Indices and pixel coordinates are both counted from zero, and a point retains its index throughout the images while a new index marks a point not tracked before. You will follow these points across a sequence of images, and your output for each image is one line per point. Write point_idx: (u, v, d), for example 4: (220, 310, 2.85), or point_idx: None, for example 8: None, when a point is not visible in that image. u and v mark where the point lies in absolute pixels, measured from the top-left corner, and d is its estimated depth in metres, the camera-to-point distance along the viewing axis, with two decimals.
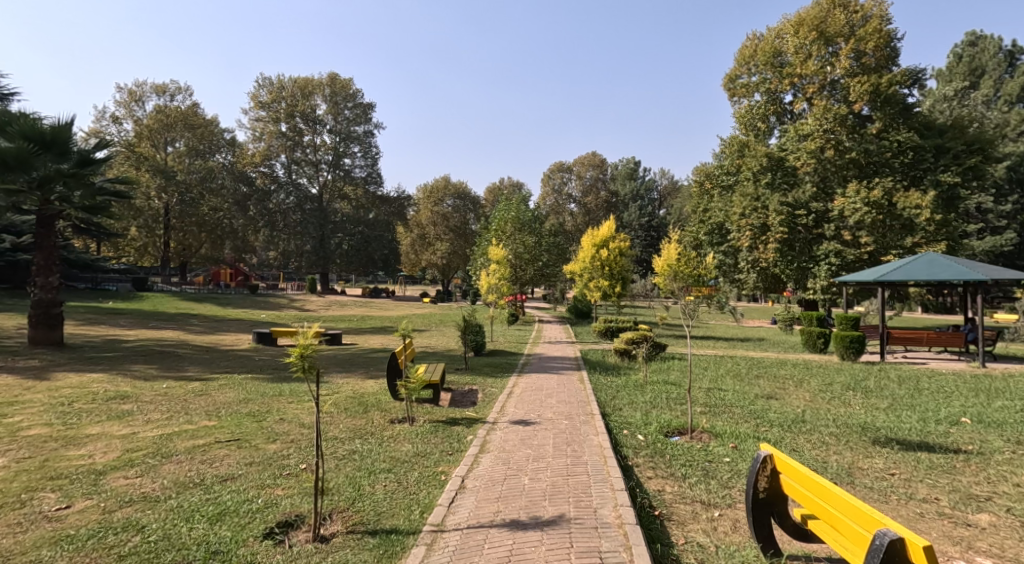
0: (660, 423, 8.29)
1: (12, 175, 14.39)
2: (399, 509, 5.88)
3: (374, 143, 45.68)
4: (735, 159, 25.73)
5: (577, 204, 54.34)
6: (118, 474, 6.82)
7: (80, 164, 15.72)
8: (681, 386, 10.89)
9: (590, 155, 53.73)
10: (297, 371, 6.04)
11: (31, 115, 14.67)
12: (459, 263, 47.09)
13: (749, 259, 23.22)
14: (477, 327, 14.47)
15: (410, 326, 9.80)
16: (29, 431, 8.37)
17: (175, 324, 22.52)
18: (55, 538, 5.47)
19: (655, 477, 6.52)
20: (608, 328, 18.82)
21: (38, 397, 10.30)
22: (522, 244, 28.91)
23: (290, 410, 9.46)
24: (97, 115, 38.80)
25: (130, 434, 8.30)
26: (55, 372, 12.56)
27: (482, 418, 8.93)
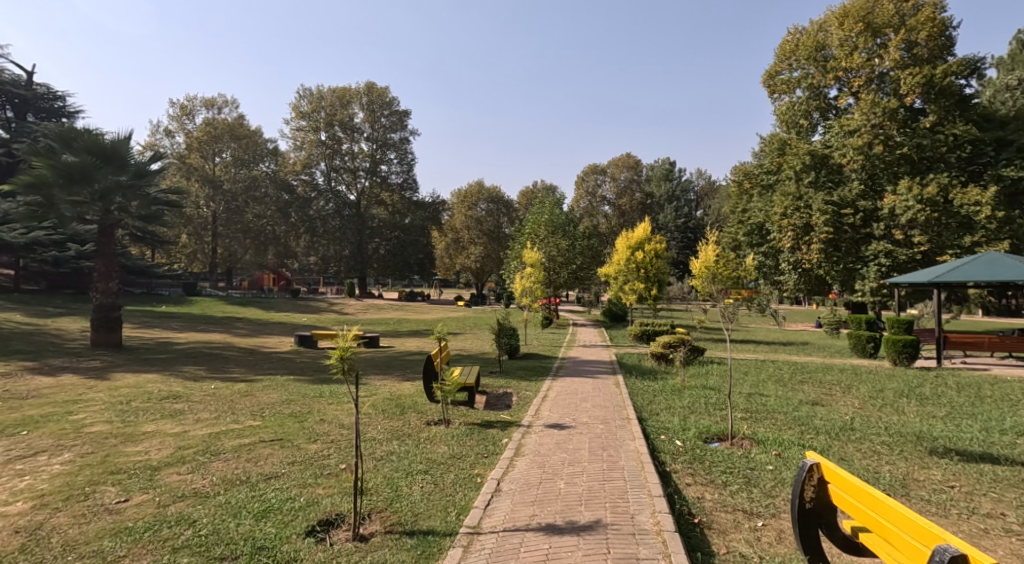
0: (699, 429, 8.15)
1: (76, 188, 15.26)
2: (436, 510, 5.88)
3: (409, 149, 46.02)
4: (776, 157, 25.27)
5: (612, 206, 53.80)
6: (172, 470, 7.01)
7: (137, 175, 16.31)
8: (720, 391, 10.69)
9: (625, 156, 53.13)
10: (337, 372, 6.12)
11: (95, 132, 15.50)
12: (493, 267, 46.65)
13: (793, 260, 22.82)
14: (510, 331, 14.15)
15: (445, 328, 9.79)
16: (91, 428, 8.66)
17: (222, 327, 23.02)
18: (115, 530, 5.63)
19: (695, 484, 6.39)
20: (644, 332, 18.61)
21: (100, 396, 10.66)
22: (556, 247, 28.89)
23: (330, 411, 9.61)
24: (151, 129, 40.26)
25: (181, 432, 8.52)
26: (112, 372, 13.01)
27: (516, 422, 8.87)
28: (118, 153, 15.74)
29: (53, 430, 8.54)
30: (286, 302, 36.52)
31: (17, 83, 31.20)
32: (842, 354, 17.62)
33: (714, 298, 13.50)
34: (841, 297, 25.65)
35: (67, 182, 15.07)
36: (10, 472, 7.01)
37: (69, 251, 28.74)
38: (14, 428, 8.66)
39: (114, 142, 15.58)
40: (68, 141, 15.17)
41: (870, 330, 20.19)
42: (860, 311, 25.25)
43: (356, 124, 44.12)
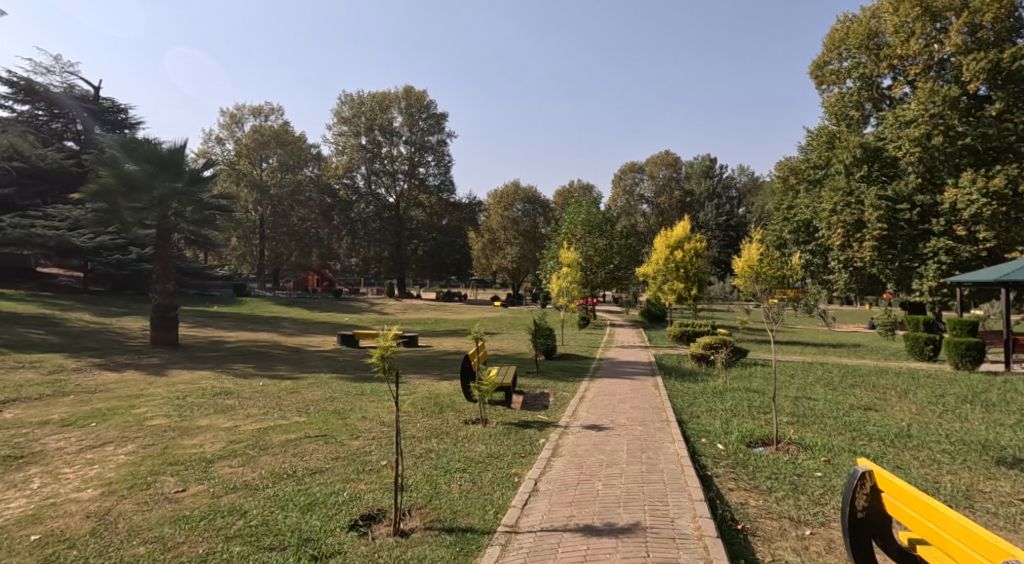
0: (742, 433, 7.96)
1: (136, 196, 15.85)
2: (474, 508, 5.88)
3: (447, 152, 46.27)
4: (824, 151, 24.65)
5: (650, 205, 53.27)
6: (225, 462, 7.20)
7: (192, 182, 16.88)
8: (765, 394, 10.45)
9: (663, 153, 52.26)
10: (378, 371, 6.19)
11: (154, 141, 16.11)
12: (530, 267, 46.19)
13: (842, 257, 22.35)
14: (547, 331, 14.10)
15: (481, 328, 9.80)
16: (151, 421, 8.96)
17: (269, 326, 23.59)
18: (174, 517, 5.81)
19: (738, 489, 6.24)
20: (684, 332, 18.33)
21: (159, 391, 11.04)
22: (593, 247, 28.74)
23: (371, 409, 9.72)
24: (204, 138, 41.49)
25: (233, 427, 8.73)
26: (168, 368, 13.46)
27: (554, 422, 8.82)
28: (175, 161, 16.26)
29: (117, 423, 8.87)
30: (331, 302, 37.23)
31: (86, 99, 33.11)
32: (897, 357, 17.00)
33: (758, 300, 13.11)
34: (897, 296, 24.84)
35: (129, 190, 15.68)
36: (80, 461, 7.31)
37: (131, 254, 29.98)
38: (82, 419, 9.03)
39: (171, 151, 16.02)
40: (129, 150, 15.70)
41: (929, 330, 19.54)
42: (917, 311, 24.42)
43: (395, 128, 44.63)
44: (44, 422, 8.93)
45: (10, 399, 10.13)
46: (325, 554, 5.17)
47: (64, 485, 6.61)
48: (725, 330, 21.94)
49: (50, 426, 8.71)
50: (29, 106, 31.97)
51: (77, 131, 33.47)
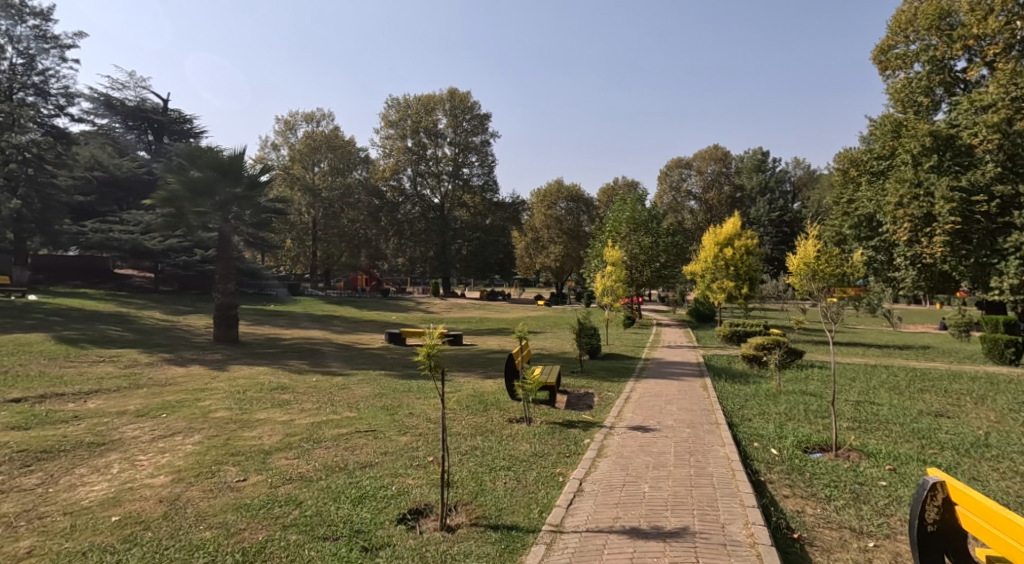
0: (798, 438, 7.69)
1: (199, 201, 16.39)
2: (520, 506, 5.85)
3: (491, 152, 46.36)
4: (888, 142, 21.85)
5: (698, 201, 52.26)
6: (281, 455, 7.38)
7: (250, 186, 17.36)
8: (822, 398, 10.09)
9: (711, 149, 51.11)
10: (424, 369, 6.24)
11: (215, 149, 16.62)
12: (574, 266, 45.81)
13: (910, 254, 19.06)
14: (592, 331, 13.97)
15: (526, 327, 9.76)
16: (214, 413, 9.27)
17: (321, 324, 24.13)
18: (235, 505, 5.97)
19: (794, 497, 6.03)
20: (734, 332, 17.91)
21: (221, 385, 11.43)
22: (638, 245, 28.33)
23: (418, 405, 9.80)
24: (260, 144, 42.70)
25: (289, 420, 8.94)
26: (230, 364, 13.91)
27: (599, 422, 8.71)
28: (235, 167, 16.73)
29: (184, 414, 9.21)
30: (380, 302, 37.79)
31: (155, 110, 34.30)
32: (970, 360, 16.28)
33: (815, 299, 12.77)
34: (972, 296, 23.41)
35: (193, 196, 16.23)
36: (152, 449, 7.62)
37: (196, 256, 31.25)
38: (154, 411, 9.41)
39: (230, 157, 16.48)
40: (194, 158, 16.33)
41: (1011, 331, 18.49)
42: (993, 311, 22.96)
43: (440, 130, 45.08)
44: (120, 412, 9.34)
45: (89, 390, 10.65)
46: (375, 546, 5.21)
47: (138, 472, 6.90)
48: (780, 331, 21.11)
49: (126, 416, 9.11)
50: (108, 120, 33.67)
51: (148, 141, 34.87)
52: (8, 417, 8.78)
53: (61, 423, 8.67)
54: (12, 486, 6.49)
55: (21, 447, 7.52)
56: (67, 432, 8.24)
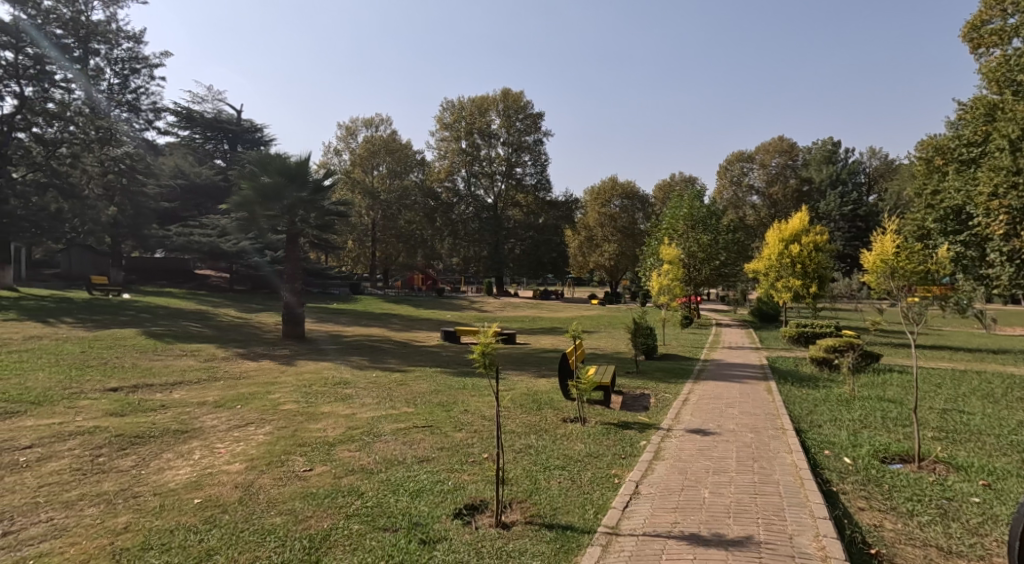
0: (874, 447, 7.31)
1: (269, 205, 16.97)
2: (574, 507, 5.75)
3: (544, 151, 46.24)
4: (981, 127, 19.02)
5: (760, 196, 50.60)
6: (344, 447, 7.51)
7: (316, 191, 17.78)
8: (902, 405, 9.55)
9: (776, 141, 49.62)
10: (479, 367, 6.23)
11: (283, 156, 17.27)
12: (629, 265, 44.98)
13: (1004, 250, 17.01)
14: (647, 331, 13.70)
15: (580, 326, 9.60)
16: (283, 406, 9.55)
17: (380, 322, 24.63)
18: (303, 494, 6.11)
19: (870, 510, 5.71)
20: (801, 334, 17.25)
21: (288, 379, 11.80)
22: (697, 242, 27.74)
23: (473, 403, 9.83)
24: (324, 150, 44.09)
25: (351, 414, 9.11)
26: (297, 359, 14.35)
27: (656, 424, 8.52)
28: (302, 172, 17.31)
29: (257, 406, 9.54)
30: (435, 301, 38.21)
31: (230, 121, 35.81)
32: None
33: (891, 298, 12.15)
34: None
35: (265, 200, 16.90)
36: (229, 438, 7.90)
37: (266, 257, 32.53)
38: (230, 402, 9.78)
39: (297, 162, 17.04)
40: (265, 164, 17.09)
41: None
42: None
43: (493, 130, 45.20)
44: (200, 402, 9.75)
45: (174, 382, 11.18)
46: (432, 539, 5.22)
47: (217, 458, 7.17)
48: (854, 331, 20.44)
49: (206, 406, 9.50)
50: (189, 132, 35.38)
51: (224, 150, 36.04)
52: (106, 404, 9.32)
53: (151, 411, 9.13)
54: (110, 467, 6.85)
55: (118, 433, 7.95)
56: (156, 420, 8.66)
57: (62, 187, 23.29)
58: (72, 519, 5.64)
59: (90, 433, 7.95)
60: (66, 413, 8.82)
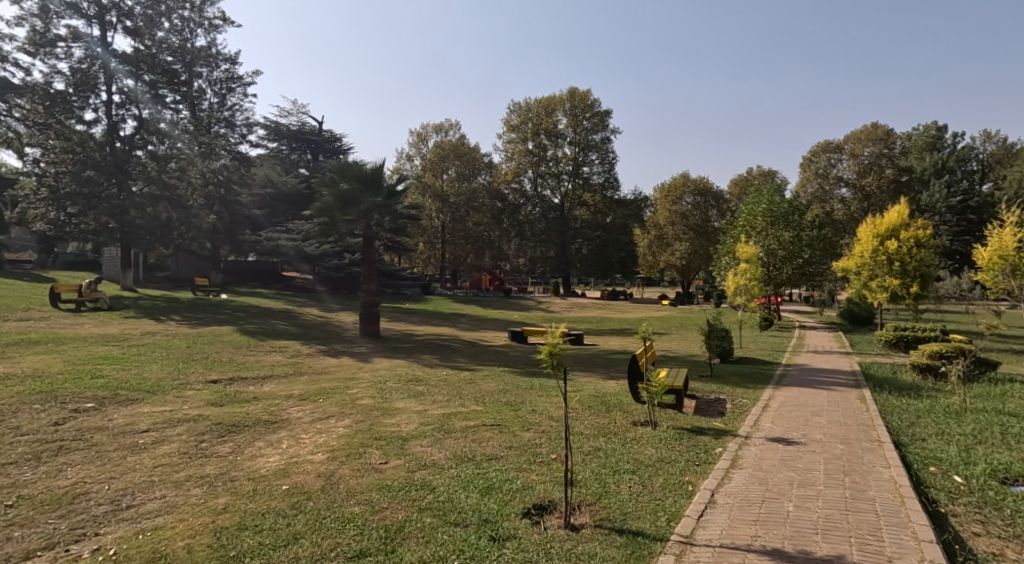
0: (990, 465, 6.70)
1: (345, 211, 17.48)
2: (645, 512, 5.54)
3: (612, 149, 45.56)
4: None
5: (851, 187, 47.30)
6: (417, 442, 7.56)
7: (389, 196, 18.19)
8: (1022, 419, 8.74)
9: (869, 128, 46.03)
10: (546, 367, 6.10)
11: (360, 163, 17.88)
12: (702, 264, 43.36)
13: None
14: (723, 332, 13.22)
15: (650, 328, 9.33)
16: (361, 401, 9.74)
17: (450, 322, 24.92)
18: (379, 485, 6.16)
19: (986, 536, 5.21)
20: (900, 338, 16.25)
21: (365, 375, 12.08)
22: (777, 239, 26.53)
23: (540, 403, 9.70)
24: (397, 156, 45.35)
25: (423, 410, 9.18)
26: (373, 356, 14.67)
27: (732, 430, 8.14)
28: (377, 178, 17.84)
29: (337, 400, 9.78)
30: (502, 301, 38.34)
31: (313, 132, 37.40)
32: None
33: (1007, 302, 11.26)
34: None
35: (342, 206, 17.45)
36: (313, 429, 8.12)
37: (345, 259, 33.58)
38: (314, 395, 10.09)
39: (372, 168, 17.64)
40: (343, 172, 17.75)
41: None
42: None
43: (560, 130, 44.95)
44: (288, 395, 10.10)
45: (264, 375, 11.66)
46: (502, 537, 5.14)
47: (302, 448, 7.37)
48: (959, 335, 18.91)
49: (292, 399, 9.81)
50: (277, 144, 37.14)
51: (308, 160, 37.72)
52: (206, 394, 9.80)
53: (245, 402, 9.52)
54: (211, 452, 7.16)
55: (217, 421, 8.31)
56: (249, 410, 9.02)
57: (173, 198, 24.57)
58: (181, 497, 5.92)
59: (193, 421, 8.34)
60: (174, 402, 9.31)
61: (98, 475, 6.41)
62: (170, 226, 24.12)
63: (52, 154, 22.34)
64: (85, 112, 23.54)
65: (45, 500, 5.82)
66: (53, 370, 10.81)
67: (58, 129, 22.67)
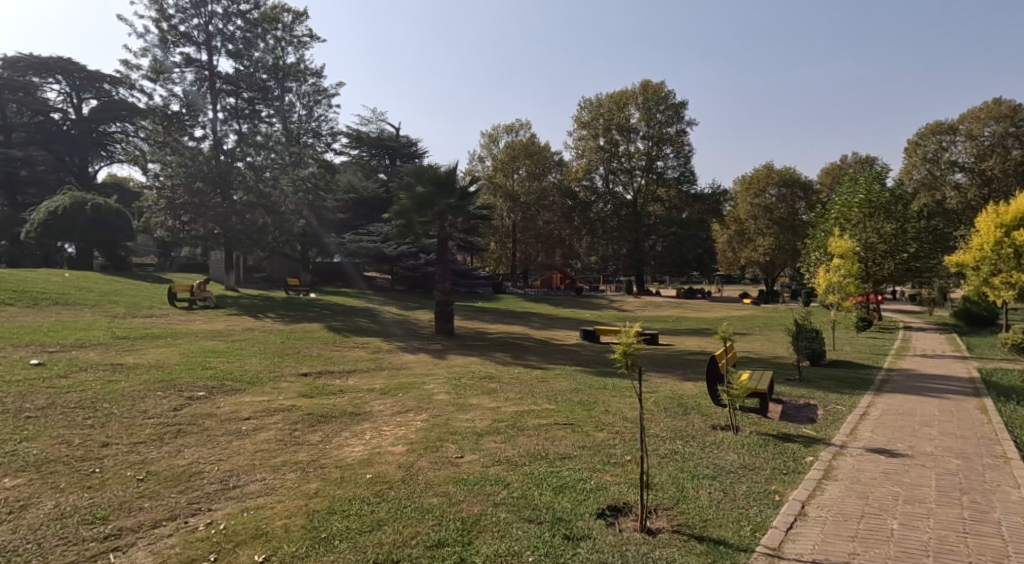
0: None
1: (420, 214, 17.74)
2: (728, 521, 5.20)
3: (687, 142, 44.26)
4: None
5: (966, 172, 42.24)
6: (491, 438, 7.48)
7: (462, 198, 18.32)
8: None
9: (991, 104, 40.95)
10: (621, 367, 5.86)
11: (435, 166, 18.11)
12: (789, 260, 41.28)
13: None
14: (813, 334, 12.52)
15: (730, 328, 8.87)
16: (437, 396, 9.78)
17: (521, 321, 24.85)
18: (455, 479, 6.11)
19: None
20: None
21: (441, 371, 12.17)
22: (876, 232, 24.90)
23: (614, 403, 9.42)
24: (469, 158, 45.87)
25: (496, 407, 9.10)
26: (448, 353, 14.77)
27: (824, 439, 7.60)
28: (451, 181, 17.98)
29: (415, 395, 9.87)
30: (573, 299, 37.97)
31: (391, 138, 38.34)
32: None
33: None
34: None
35: (418, 208, 17.72)
36: (393, 422, 8.20)
37: (421, 259, 34.18)
38: (394, 390, 10.22)
39: (446, 171, 17.83)
40: (419, 175, 18.05)
41: None
42: None
43: (632, 125, 44.12)
44: (370, 389, 10.29)
45: (348, 369, 11.96)
46: (576, 536, 4.95)
47: (383, 439, 7.43)
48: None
49: (374, 393, 9.97)
50: (358, 151, 38.30)
51: (386, 165, 38.70)
52: (298, 386, 10.13)
53: (332, 394, 9.76)
54: (304, 440, 7.34)
55: (308, 411, 8.53)
56: (336, 402, 9.23)
57: (269, 206, 25.43)
58: (278, 480, 6.07)
59: (288, 410, 8.61)
60: (270, 392, 9.67)
61: (210, 457, 6.68)
62: (266, 232, 25.25)
63: (169, 168, 24.25)
64: (195, 129, 25.07)
65: (167, 476, 6.10)
66: (170, 360, 11.49)
67: (174, 146, 24.48)
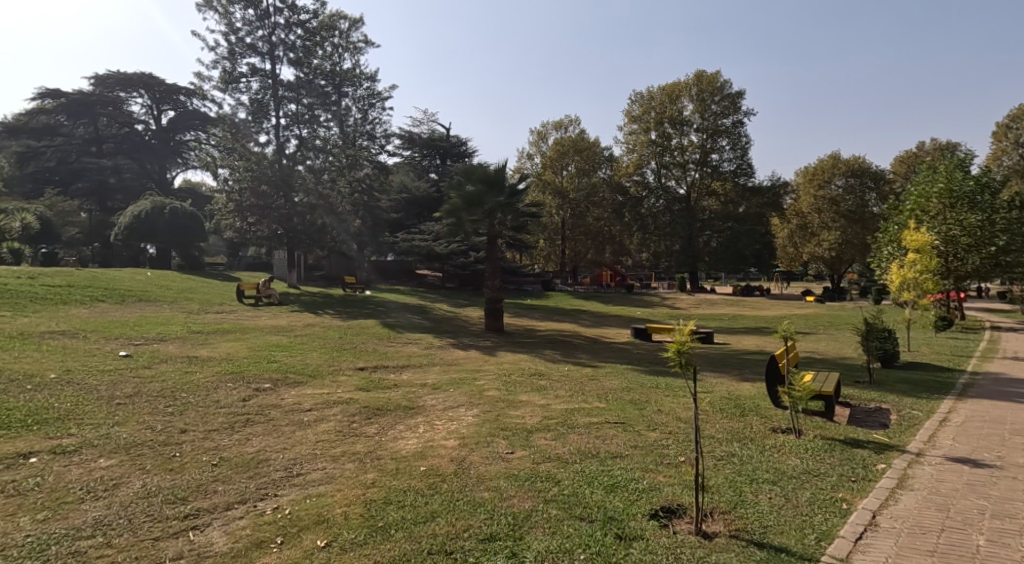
0: None
1: (470, 212, 17.74)
2: (790, 527, 4.92)
3: (744, 133, 42.97)
4: None
5: None
6: (541, 435, 7.34)
7: (512, 195, 18.24)
8: None
9: None
10: (675, 366, 5.61)
11: (484, 165, 18.09)
12: (857, 255, 38.90)
13: None
14: (883, 334, 11.85)
15: (791, 327, 8.46)
16: (487, 392, 9.71)
17: (571, 318, 24.56)
18: (507, 474, 6.00)
19: None
20: None
21: (491, 368, 12.11)
22: (957, 222, 23.62)
23: (667, 402, 9.14)
24: (518, 156, 45.74)
25: (546, 404, 8.96)
26: (499, 350, 14.71)
27: (896, 445, 7.15)
28: (500, 179, 17.93)
29: (467, 390, 9.83)
30: (624, 297, 37.43)
31: (442, 138, 38.65)
32: None
33: None
34: None
35: (468, 207, 17.73)
36: (445, 417, 8.17)
37: (471, 257, 34.30)
38: (446, 385, 10.22)
39: (495, 170, 17.80)
40: (469, 174, 18.05)
41: None
42: None
43: (686, 117, 43.11)
44: (423, 384, 10.31)
45: (402, 364, 12.05)
46: (628, 536, 4.76)
47: (435, 433, 7.40)
48: None
49: (426, 388, 9.99)
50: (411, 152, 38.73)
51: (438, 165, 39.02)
52: (356, 380, 10.25)
53: (387, 388, 9.83)
54: (361, 432, 7.38)
55: (365, 404, 8.60)
56: (391, 396, 9.28)
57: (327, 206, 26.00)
58: (337, 470, 6.10)
59: (346, 403, 8.70)
60: (331, 385, 9.82)
61: (276, 445, 6.79)
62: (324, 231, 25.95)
63: (236, 173, 25.06)
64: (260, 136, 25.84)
65: (238, 462, 6.22)
66: (239, 353, 11.85)
67: (241, 152, 25.28)
